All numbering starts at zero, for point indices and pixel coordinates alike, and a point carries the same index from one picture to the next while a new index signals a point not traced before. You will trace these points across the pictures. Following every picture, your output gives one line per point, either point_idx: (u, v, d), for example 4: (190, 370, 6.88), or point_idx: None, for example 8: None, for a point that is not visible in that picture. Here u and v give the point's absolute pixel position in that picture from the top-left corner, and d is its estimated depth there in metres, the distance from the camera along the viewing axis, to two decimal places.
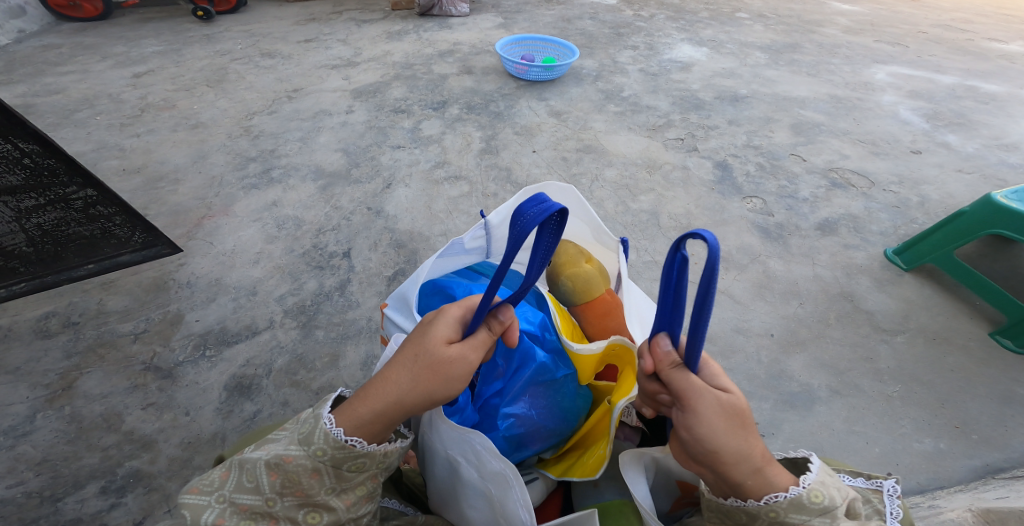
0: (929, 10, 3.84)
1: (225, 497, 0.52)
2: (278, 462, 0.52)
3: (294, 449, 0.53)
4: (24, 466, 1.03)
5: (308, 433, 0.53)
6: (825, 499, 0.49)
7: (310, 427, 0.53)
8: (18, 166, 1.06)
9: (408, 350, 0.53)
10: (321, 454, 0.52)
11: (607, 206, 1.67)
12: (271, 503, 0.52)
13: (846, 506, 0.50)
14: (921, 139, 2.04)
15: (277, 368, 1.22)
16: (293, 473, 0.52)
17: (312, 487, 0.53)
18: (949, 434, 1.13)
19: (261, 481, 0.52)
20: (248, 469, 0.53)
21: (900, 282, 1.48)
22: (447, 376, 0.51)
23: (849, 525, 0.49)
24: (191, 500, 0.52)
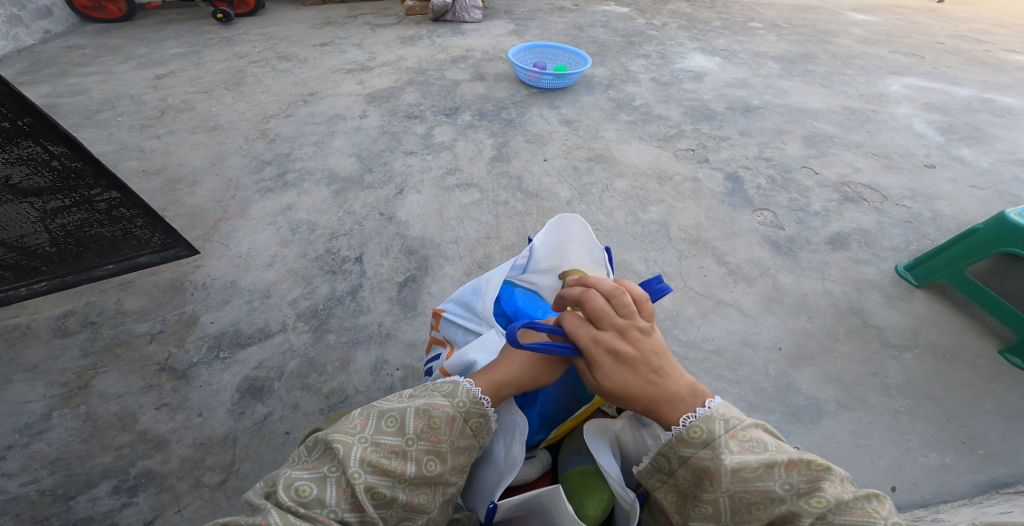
0: (946, 21, 3.80)
1: (367, 438, 0.65)
2: (425, 410, 0.68)
3: (440, 401, 0.69)
4: (38, 464, 1.06)
5: (451, 390, 0.71)
6: (704, 433, 0.64)
7: (452, 387, 0.71)
8: (46, 168, 1.09)
9: (531, 343, 0.74)
10: (461, 406, 0.69)
11: (617, 217, 1.67)
12: (408, 443, 0.65)
13: (732, 438, 0.64)
14: (935, 153, 2.03)
15: (289, 371, 1.25)
16: (434, 419, 0.68)
17: (442, 435, 0.68)
18: (955, 449, 1.14)
19: (405, 424, 0.66)
20: (391, 417, 0.67)
21: (910, 298, 1.48)
22: (552, 370, 0.74)
23: (738, 455, 0.63)
24: (341, 436, 0.64)
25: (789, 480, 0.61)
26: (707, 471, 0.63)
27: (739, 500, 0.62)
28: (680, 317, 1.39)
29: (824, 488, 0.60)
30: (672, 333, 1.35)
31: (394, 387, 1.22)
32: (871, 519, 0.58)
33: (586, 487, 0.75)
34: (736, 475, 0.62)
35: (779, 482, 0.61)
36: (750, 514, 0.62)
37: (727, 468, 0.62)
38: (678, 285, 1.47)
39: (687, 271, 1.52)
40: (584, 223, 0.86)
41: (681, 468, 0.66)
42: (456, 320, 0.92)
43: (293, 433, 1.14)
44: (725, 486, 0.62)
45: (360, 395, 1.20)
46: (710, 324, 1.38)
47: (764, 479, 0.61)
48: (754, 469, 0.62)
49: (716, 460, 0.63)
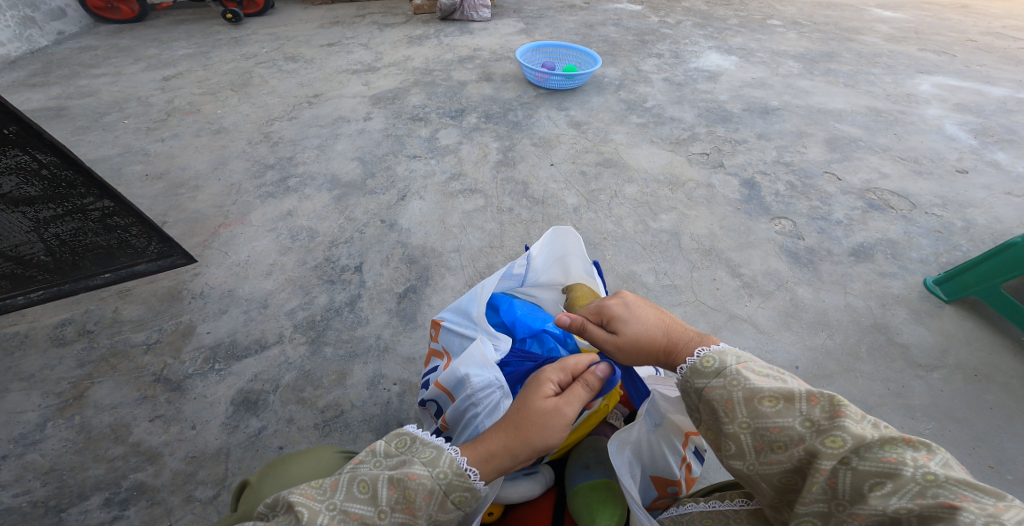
0: (978, 17, 3.63)
1: (335, 504, 0.54)
2: (399, 478, 0.56)
3: (419, 469, 0.57)
4: (31, 474, 1.04)
5: (433, 455, 0.58)
6: (717, 362, 0.61)
7: (432, 453, 0.58)
8: (36, 177, 1.06)
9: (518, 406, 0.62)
10: (441, 478, 0.56)
11: (625, 225, 1.61)
12: (381, 516, 0.55)
13: (749, 371, 0.59)
14: (968, 157, 1.91)
15: (284, 384, 1.21)
16: (410, 491, 0.55)
17: (419, 509, 0.55)
18: (981, 473, 1.06)
19: (378, 493, 0.55)
20: (362, 480, 0.56)
21: (939, 314, 1.38)
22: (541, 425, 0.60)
23: (753, 383, 0.58)
24: (305, 503, 0.54)
25: (812, 416, 0.54)
26: (720, 402, 0.59)
27: (760, 438, 0.56)
28: None
29: (846, 427, 0.51)
30: None
31: (391, 402, 1.18)
32: (902, 468, 0.48)
33: (596, 501, 0.70)
34: (753, 408, 0.57)
35: (798, 417, 0.54)
36: (772, 456, 0.55)
37: (740, 397, 0.58)
38: (689, 299, 1.40)
39: (698, 284, 1.45)
40: (578, 236, 0.87)
41: (699, 404, 0.62)
42: (453, 327, 0.86)
43: (286, 448, 1.11)
44: (742, 419, 0.57)
45: (356, 410, 1.16)
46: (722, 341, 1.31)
47: (783, 414, 0.55)
48: (771, 402, 0.56)
49: (730, 390, 0.59)
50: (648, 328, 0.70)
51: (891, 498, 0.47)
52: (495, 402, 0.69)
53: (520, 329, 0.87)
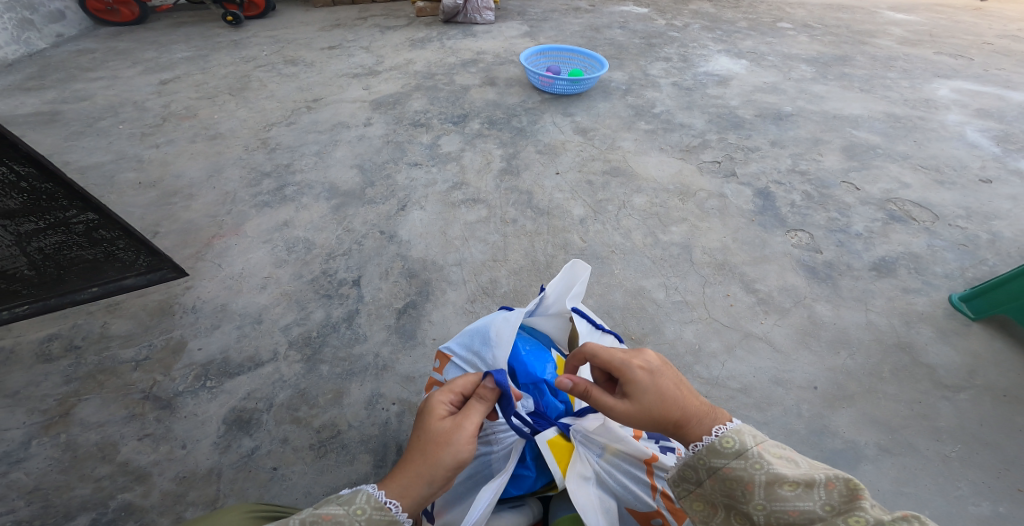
0: (993, 20, 3.55)
1: None
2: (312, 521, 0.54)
3: (333, 510, 0.55)
4: (14, 494, 1.00)
5: (348, 497, 0.57)
6: (736, 443, 0.61)
7: (349, 494, 0.57)
8: (14, 190, 1.00)
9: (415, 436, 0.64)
10: (359, 514, 0.55)
11: (634, 238, 1.54)
12: None
13: (769, 454, 0.60)
14: (991, 166, 1.84)
15: (278, 403, 1.15)
16: None
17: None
18: (1012, 498, 1.02)
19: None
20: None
21: (967, 333, 1.31)
22: (445, 442, 0.61)
23: (775, 468, 0.59)
24: None
25: (829, 501, 0.55)
26: (738, 481, 0.60)
27: (774, 518, 0.57)
28: (704, 352, 1.25)
29: (863, 508, 0.53)
30: (694, 370, 1.21)
31: (389, 423, 1.12)
32: None
33: None
34: (771, 490, 0.58)
35: (817, 503, 0.55)
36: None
37: (761, 479, 0.58)
38: (702, 315, 1.34)
39: (711, 301, 1.38)
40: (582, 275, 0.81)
41: (710, 479, 0.62)
42: (463, 363, 0.80)
43: (281, 469, 1.05)
44: (758, 500, 0.58)
45: (353, 430, 1.10)
46: (737, 360, 1.24)
47: (802, 498, 0.56)
48: (792, 487, 0.57)
49: (752, 472, 0.59)
50: (665, 397, 0.67)
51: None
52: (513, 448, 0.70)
53: (520, 372, 0.80)
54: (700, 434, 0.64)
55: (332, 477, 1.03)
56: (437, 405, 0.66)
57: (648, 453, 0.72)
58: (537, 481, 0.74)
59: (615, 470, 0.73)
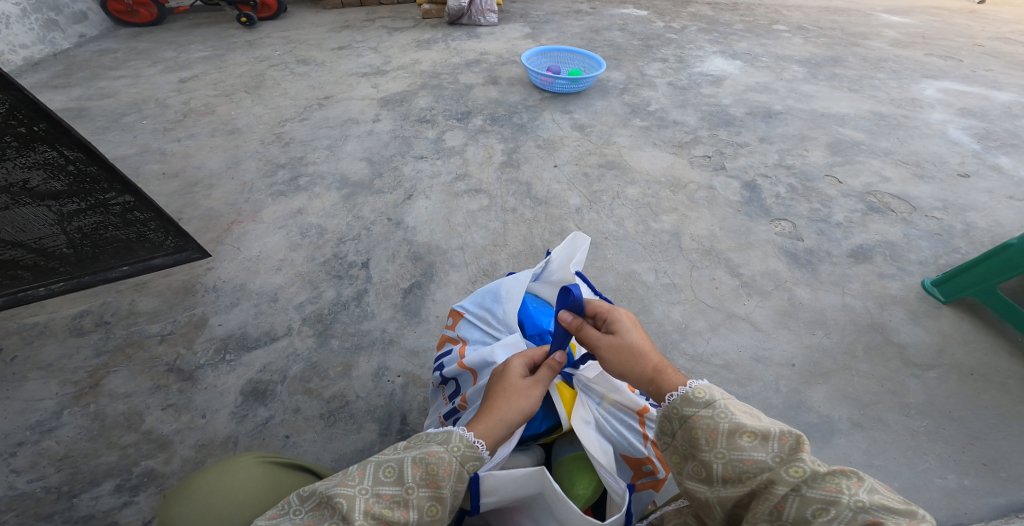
0: (986, 22, 3.63)
1: (366, 489, 0.59)
2: (422, 457, 0.62)
3: (434, 447, 0.64)
4: (46, 460, 1.08)
5: (444, 436, 0.65)
6: (707, 395, 0.65)
7: (444, 434, 0.65)
8: (63, 172, 1.13)
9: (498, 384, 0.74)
10: (456, 451, 0.64)
11: (627, 225, 1.64)
12: (409, 492, 0.60)
13: (735, 407, 0.64)
14: (970, 161, 1.92)
15: (292, 375, 1.25)
16: (432, 466, 0.62)
17: (442, 481, 0.62)
18: (976, 471, 1.08)
19: (404, 472, 0.61)
20: (388, 465, 0.61)
21: (937, 315, 1.39)
22: (524, 397, 0.72)
23: (738, 418, 0.62)
24: (339, 491, 0.57)
25: (781, 453, 0.58)
26: (703, 429, 0.63)
27: (730, 468, 0.60)
28: (689, 330, 1.35)
29: (805, 460, 0.56)
30: (679, 347, 1.30)
31: (394, 394, 1.21)
32: (840, 496, 0.52)
33: (576, 470, 0.79)
34: (732, 439, 0.61)
35: (770, 454, 0.58)
36: (738, 485, 0.59)
37: (725, 429, 0.62)
38: (688, 297, 1.43)
39: (698, 283, 1.47)
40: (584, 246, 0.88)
41: (680, 429, 0.66)
42: (475, 319, 0.94)
43: (293, 437, 1.14)
44: (719, 448, 0.61)
45: (360, 400, 1.20)
46: (720, 338, 1.33)
47: (757, 449, 0.59)
48: (750, 437, 0.60)
49: (717, 420, 0.63)
50: (642, 349, 0.74)
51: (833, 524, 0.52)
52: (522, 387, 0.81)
53: (528, 326, 0.95)
54: (673, 386, 0.69)
55: (341, 444, 1.12)
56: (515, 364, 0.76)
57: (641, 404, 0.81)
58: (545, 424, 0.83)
59: (612, 418, 0.81)
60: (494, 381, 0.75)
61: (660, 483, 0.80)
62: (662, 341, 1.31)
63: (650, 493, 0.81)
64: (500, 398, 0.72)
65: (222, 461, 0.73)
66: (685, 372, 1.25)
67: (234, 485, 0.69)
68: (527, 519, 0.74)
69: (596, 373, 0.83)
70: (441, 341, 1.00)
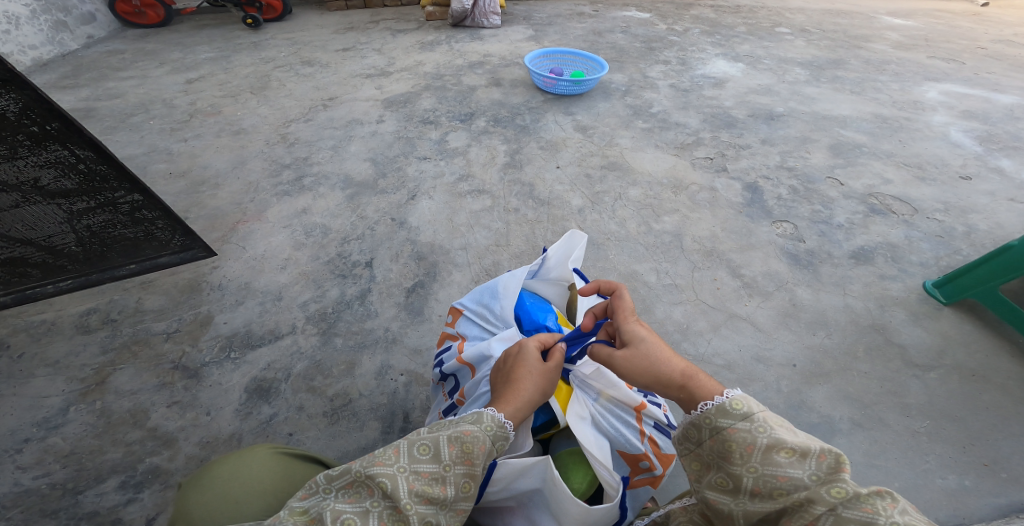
0: (989, 25, 3.63)
1: (405, 467, 0.59)
2: (457, 436, 0.63)
3: (469, 426, 0.65)
4: (52, 457, 1.10)
5: (475, 416, 0.66)
6: (745, 407, 0.64)
7: (474, 414, 0.66)
8: (73, 171, 1.15)
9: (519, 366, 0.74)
10: (489, 430, 0.65)
11: (629, 226, 1.65)
12: (446, 469, 0.61)
13: (772, 421, 0.63)
14: (972, 164, 1.93)
15: (296, 373, 1.26)
16: (467, 445, 0.63)
17: (477, 458, 0.63)
18: (976, 471, 1.09)
19: (440, 450, 0.62)
20: (422, 443, 0.62)
21: (938, 316, 1.40)
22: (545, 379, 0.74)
23: (777, 434, 0.61)
24: (379, 470, 0.58)
25: (817, 471, 0.57)
26: (739, 442, 0.62)
27: (762, 482, 0.60)
28: (691, 330, 1.35)
29: (845, 480, 0.55)
30: (681, 346, 1.31)
31: (397, 392, 1.22)
32: (877, 517, 0.53)
33: (572, 463, 0.80)
34: (768, 454, 0.60)
35: (807, 472, 0.58)
36: (769, 500, 0.59)
37: (762, 444, 0.61)
38: (690, 297, 1.44)
39: (699, 284, 1.48)
40: (581, 243, 0.97)
41: (711, 439, 0.65)
42: (474, 316, 0.96)
43: (296, 434, 1.15)
44: (753, 463, 0.61)
45: (363, 399, 1.21)
46: (722, 338, 1.34)
47: (793, 465, 0.59)
48: (787, 454, 0.59)
49: (755, 435, 0.62)
50: (663, 357, 0.73)
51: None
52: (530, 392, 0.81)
53: (525, 321, 0.93)
54: (706, 396, 0.68)
55: (344, 441, 1.13)
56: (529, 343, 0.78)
57: (637, 401, 0.83)
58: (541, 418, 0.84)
59: (608, 414, 0.82)
60: (509, 362, 0.77)
61: (656, 479, 0.81)
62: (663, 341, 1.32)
63: (647, 490, 0.82)
64: (520, 375, 0.73)
65: (241, 450, 0.75)
66: None
67: (251, 474, 0.70)
68: (522, 517, 0.75)
69: (594, 369, 0.84)
70: (440, 338, 1.01)
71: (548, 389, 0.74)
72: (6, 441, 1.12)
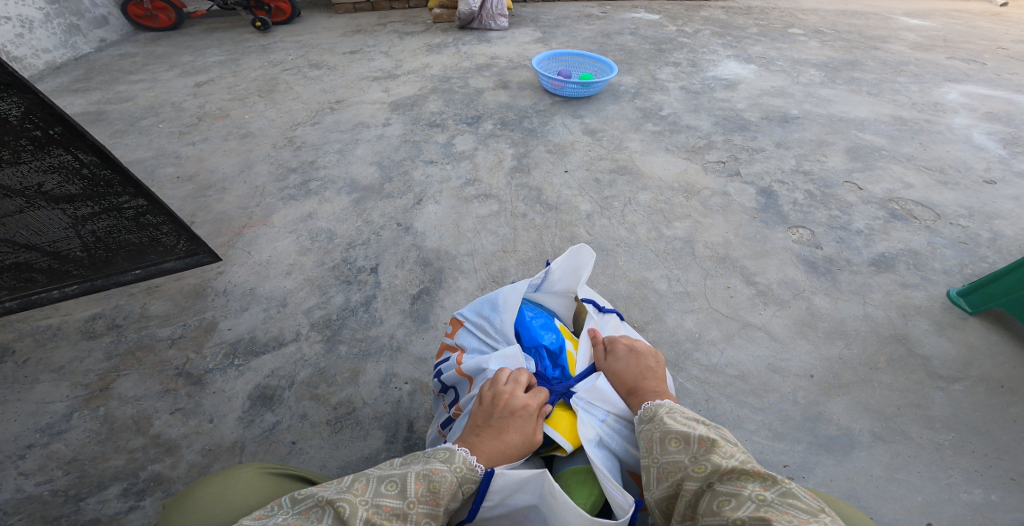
0: (1010, 25, 3.54)
1: (367, 500, 0.59)
2: (425, 473, 0.63)
3: (438, 464, 0.65)
4: (54, 464, 1.08)
5: (447, 453, 0.66)
6: (652, 412, 0.72)
7: (448, 454, 0.66)
8: (77, 175, 1.13)
9: (512, 425, 0.71)
10: (459, 471, 0.65)
11: (639, 232, 1.61)
12: (409, 506, 0.60)
13: (671, 418, 0.70)
14: (996, 167, 1.86)
15: (299, 380, 1.24)
16: (434, 483, 0.63)
17: (442, 499, 0.62)
18: (1006, 486, 1.03)
19: (407, 487, 0.61)
20: (391, 479, 0.62)
21: (962, 326, 1.34)
22: (529, 445, 0.72)
23: (668, 426, 0.68)
24: (338, 496, 0.58)
25: (697, 452, 0.63)
26: (642, 441, 0.70)
27: (661, 470, 0.65)
28: (704, 340, 1.31)
29: (711, 458, 0.61)
30: (693, 357, 1.27)
31: (401, 401, 1.20)
32: (743, 490, 0.57)
33: (575, 483, 0.72)
34: (662, 445, 0.67)
35: (689, 455, 0.63)
36: (663, 484, 0.64)
37: (656, 437, 0.68)
38: (703, 305, 1.40)
39: (712, 292, 1.44)
40: (589, 258, 0.93)
41: None
42: (474, 327, 0.92)
43: (298, 443, 1.12)
44: (652, 453, 0.67)
45: (367, 407, 1.18)
46: (736, 348, 1.30)
47: (678, 451, 0.65)
48: (675, 441, 0.66)
49: (652, 431, 0.69)
50: (632, 371, 0.81)
51: (733, 512, 0.55)
52: None
53: (524, 337, 0.89)
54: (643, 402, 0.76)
55: (346, 451, 1.10)
56: (536, 398, 0.75)
57: None
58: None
59: (615, 433, 0.76)
60: (507, 402, 0.73)
61: None
62: (675, 351, 1.28)
63: None
64: (511, 424, 0.71)
65: (225, 471, 0.72)
66: (700, 384, 1.21)
67: (244, 491, 0.68)
68: None
69: (593, 386, 0.79)
70: (438, 349, 0.97)
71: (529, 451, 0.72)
72: (8, 447, 1.11)
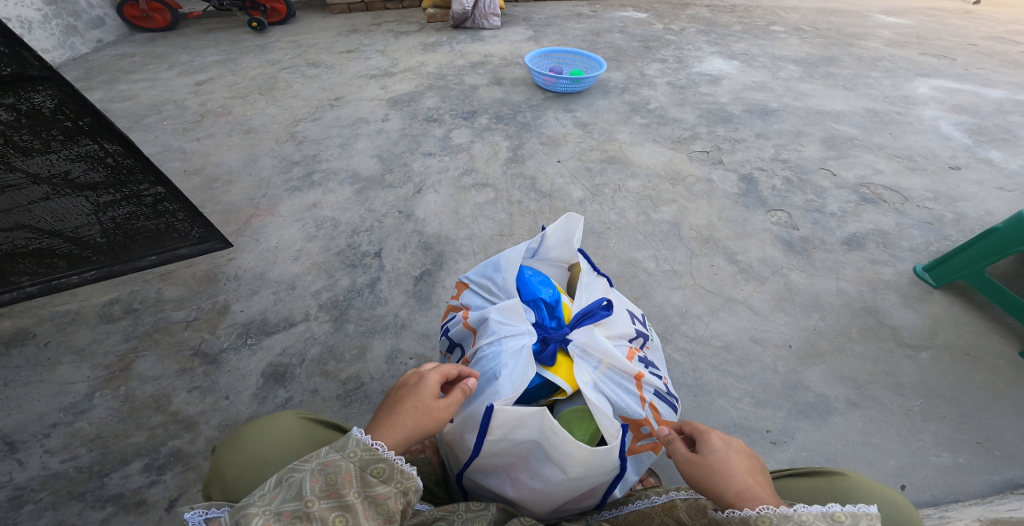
0: (980, 22, 3.70)
1: (263, 509, 0.56)
2: (320, 467, 0.59)
3: (333, 455, 0.61)
4: (79, 441, 1.15)
5: (343, 441, 0.62)
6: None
7: (343, 440, 0.62)
8: (101, 164, 1.21)
9: (410, 399, 0.71)
10: (354, 456, 0.61)
11: (628, 216, 1.70)
12: (309, 504, 0.57)
13: None
14: (962, 155, 1.98)
15: (310, 358, 1.31)
16: (332, 474, 0.59)
17: (344, 488, 0.59)
18: (971, 449, 1.13)
19: (302, 486, 0.58)
20: (286, 483, 0.58)
21: (928, 299, 1.45)
22: (432, 414, 0.70)
23: None
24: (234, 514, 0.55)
25: None
26: None
27: None
28: (690, 314, 1.41)
29: None
30: (680, 329, 1.37)
31: (407, 375, 1.27)
32: None
33: (574, 421, 0.81)
34: None
35: None
36: None
37: None
38: (688, 282, 1.49)
39: (697, 270, 1.53)
40: (579, 224, 1.02)
41: None
42: (478, 288, 1.02)
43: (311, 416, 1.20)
44: None
45: (375, 382, 1.26)
46: (720, 321, 1.39)
47: None
48: None
49: None
50: (728, 468, 0.67)
51: None
52: (522, 372, 0.81)
53: (524, 292, 0.96)
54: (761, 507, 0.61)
55: (357, 422, 1.18)
56: (438, 370, 0.75)
57: (636, 370, 0.87)
58: (534, 376, 0.85)
59: (609, 380, 0.86)
60: (406, 381, 0.75)
61: (656, 444, 0.87)
62: (663, 324, 1.37)
63: (647, 454, 0.88)
64: (407, 396, 0.71)
65: (268, 416, 0.78)
66: (686, 355, 1.30)
67: (277, 437, 0.74)
68: (524, 471, 0.80)
69: (589, 337, 0.87)
70: (445, 312, 1.07)
71: (435, 421, 0.71)
72: (34, 426, 1.17)
